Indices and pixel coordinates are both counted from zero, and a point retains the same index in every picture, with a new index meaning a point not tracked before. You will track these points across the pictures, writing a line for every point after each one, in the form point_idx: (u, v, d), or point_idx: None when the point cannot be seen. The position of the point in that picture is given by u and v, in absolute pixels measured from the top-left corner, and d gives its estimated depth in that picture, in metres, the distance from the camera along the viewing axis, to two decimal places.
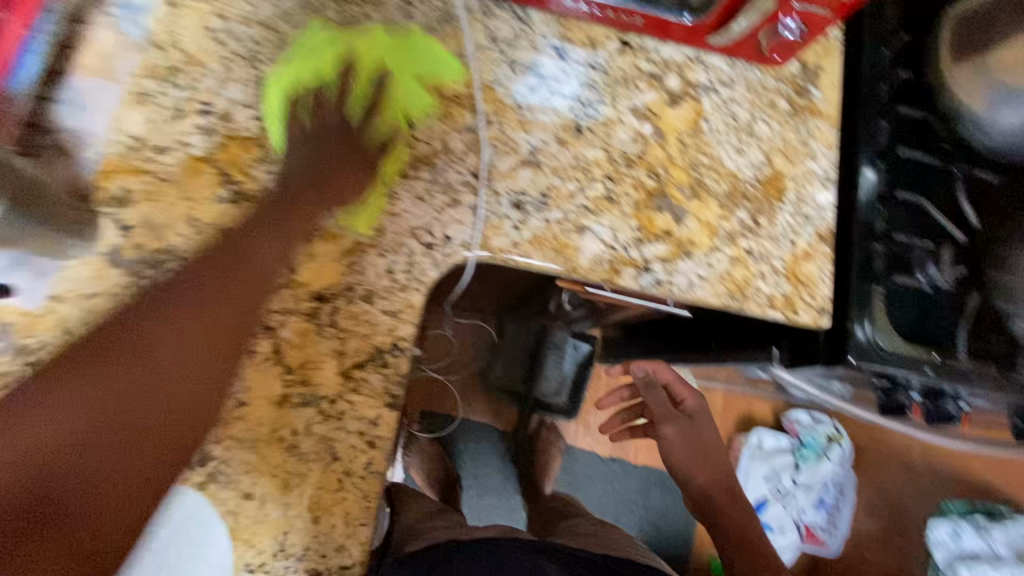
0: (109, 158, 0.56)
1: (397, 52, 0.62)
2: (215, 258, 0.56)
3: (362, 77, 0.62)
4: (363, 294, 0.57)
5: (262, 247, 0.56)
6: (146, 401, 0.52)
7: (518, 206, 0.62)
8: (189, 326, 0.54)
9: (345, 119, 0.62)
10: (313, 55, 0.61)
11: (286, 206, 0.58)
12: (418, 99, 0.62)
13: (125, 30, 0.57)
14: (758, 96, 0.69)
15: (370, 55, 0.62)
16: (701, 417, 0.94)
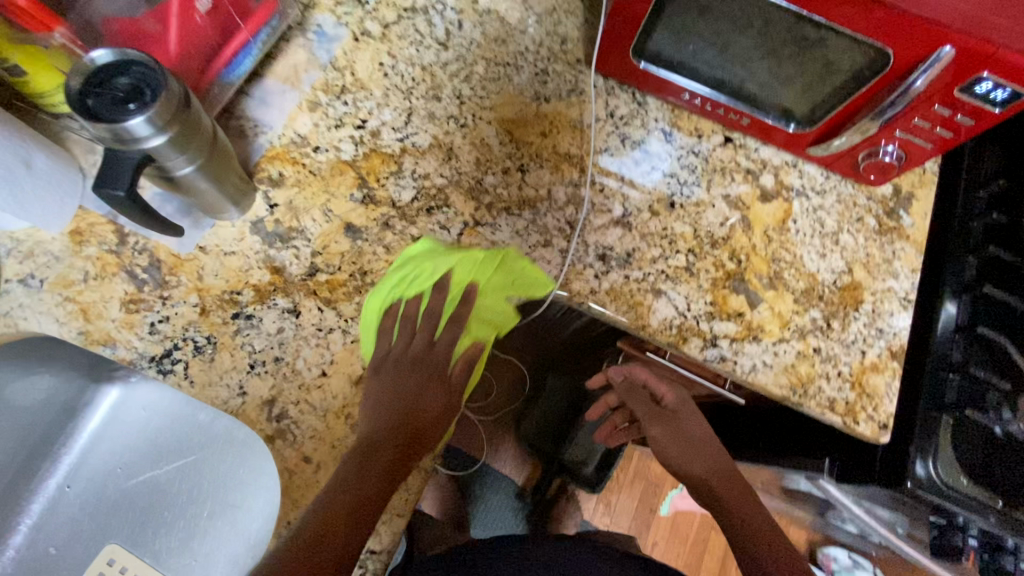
0: (276, 147, 0.67)
1: (491, 275, 0.66)
2: (422, 356, 0.64)
3: (453, 295, 0.66)
4: None
5: (425, 394, 0.64)
6: (347, 473, 0.55)
7: (602, 258, 0.67)
8: (391, 415, 0.60)
9: (431, 341, 0.66)
10: (414, 267, 0.64)
11: (416, 376, 0.63)
12: (504, 317, 0.69)
13: (316, 53, 0.71)
14: (848, 208, 0.73)
15: (464, 270, 0.65)
16: (687, 411, 0.82)
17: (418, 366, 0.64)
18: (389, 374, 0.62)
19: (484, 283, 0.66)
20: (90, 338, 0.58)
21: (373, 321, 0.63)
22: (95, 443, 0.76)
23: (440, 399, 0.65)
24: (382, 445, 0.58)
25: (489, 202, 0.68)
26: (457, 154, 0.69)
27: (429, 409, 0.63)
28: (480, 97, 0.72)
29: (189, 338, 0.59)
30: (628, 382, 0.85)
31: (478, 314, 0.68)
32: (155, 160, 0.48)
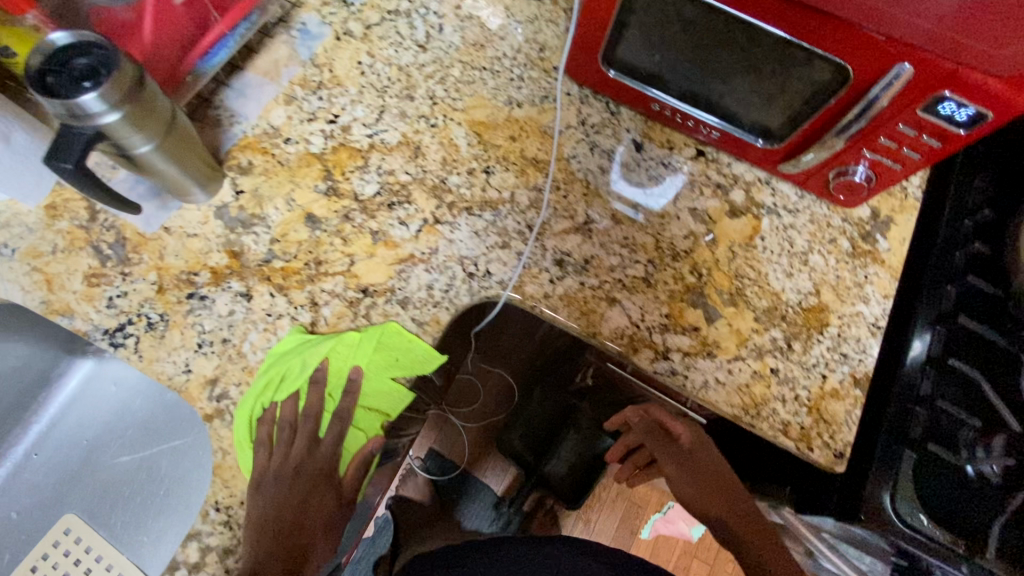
0: (249, 137, 0.69)
1: (371, 356, 0.62)
2: (286, 524, 0.56)
3: (334, 383, 0.62)
4: (399, 299, 0.64)
5: (312, 503, 0.59)
6: None
7: (559, 263, 0.67)
8: (276, 528, 0.55)
9: (313, 441, 0.61)
10: (282, 369, 0.61)
11: (297, 498, 0.58)
12: (391, 400, 0.63)
13: (298, 49, 0.73)
14: (820, 229, 0.71)
15: (338, 360, 0.61)
16: (700, 448, 0.78)
17: (301, 471, 0.59)
18: (270, 488, 0.57)
19: (363, 367, 0.62)
20: (50, 308, 0.61)
21: (250, 454, 0.58)
22: (75, 407, 0.80)
23: (331, 501, 0.60)
24: (260, 567, 0.53)
25: (451, 202, 0.68)
26: (424, 153, 0.70)
27: (316, 517, 0.59)
28: (453, 100, 0.73)
29: (144, 314, 0.61)
30: (645, 422, 0.82)
31: (364, 402, 0.63)
32: (110, 139, 0.50)
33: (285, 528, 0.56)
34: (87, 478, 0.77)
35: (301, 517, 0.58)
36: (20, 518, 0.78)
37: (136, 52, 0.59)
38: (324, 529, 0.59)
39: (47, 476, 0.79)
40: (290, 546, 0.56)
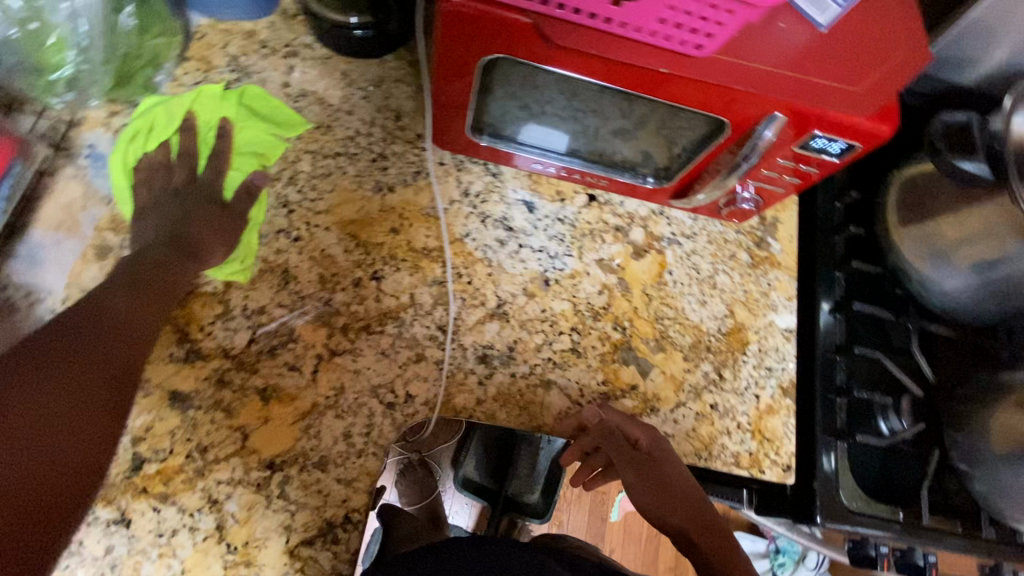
0: None
1: (237, 104, 0.63)
2: (149, 283, 0.52)
3: (204, 134, 0.62)
4: (317, 461, 0.55)
5: (158, 279, 0.53)
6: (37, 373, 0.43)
7: (483, 359, 0.62)
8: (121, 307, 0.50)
9: (193, 175, 0.60)
10: (149, 120, 0.61)
11: (178, 214, 0.57)
12: (266, 144, 0.63)
13: (93, 182, 0.58)
14: (720, 247, 0.72)
15: (204, 108, 0.62)
16: (661, 457, 0.62)
17: (189, 191, 0.59)
18: (156, 218, 0.57)
19: (230, 113, 0.63)
20: None
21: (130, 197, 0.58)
22: None
23: (176, 278, 0.54)
24: (65, 359, 0.44)
25: (344, 324, 0.59)
26: (295, 275, 0.60)
27: (139, 313, 0.50)
28: (312, 201, 0.63)
29: None
30: (603, 424, 0.62)
31: (240, 146, 0.62)
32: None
33: (101, 336, 0.47)
34: None
35: (160, 286, 0.53)
36: None
37: None
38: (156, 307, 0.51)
39: None
40: (110, 351, 0.47)
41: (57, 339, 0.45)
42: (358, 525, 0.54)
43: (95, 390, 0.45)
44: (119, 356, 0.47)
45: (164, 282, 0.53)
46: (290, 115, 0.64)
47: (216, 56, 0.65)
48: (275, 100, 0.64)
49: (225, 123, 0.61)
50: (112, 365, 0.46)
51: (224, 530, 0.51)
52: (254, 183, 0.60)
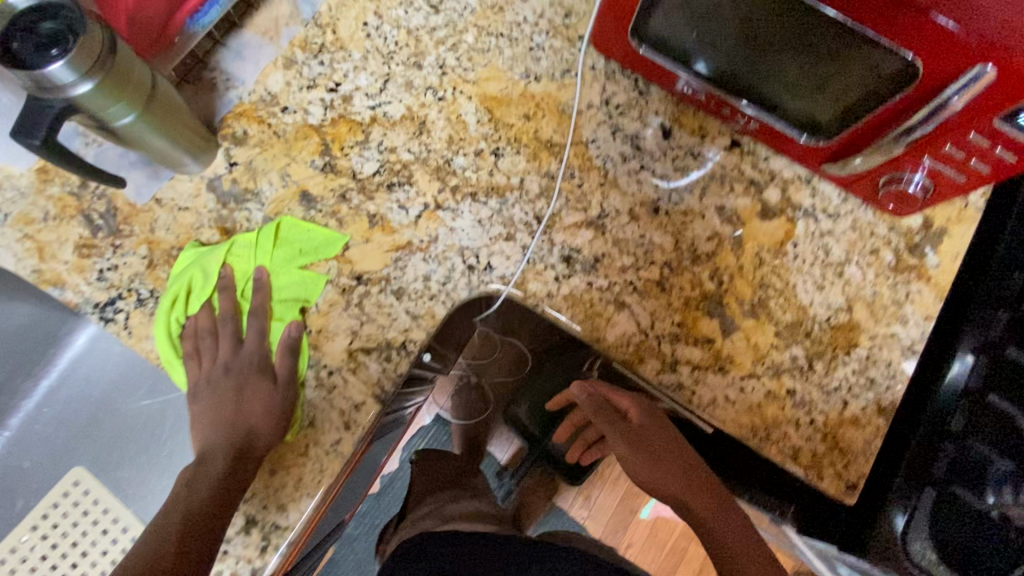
0: (244, 103, 0.64)
1: (271, 251, 0.60)
2: (249, 392, 0.56)
3: (242, 290, 0.60)
4: (394, 289, 0.60)
5: (237, 416, 0.54)
6: (183, 498, 0.50)
7: (566, 260, 0.62)
8: (233, 419, 0.54)
9: (237, 341, 0.59)
10: (186, 278, 0.58)
11: (228, 394, 0.56)
12: (305, 287, 0.59)
13: (300, 6, 0.66)
14: (861, 238, 0.64)
15: (239, 261, 0.59)
16: (650, 424, 0.68)
17: (230, 372, 0.57)
18: (207, 394, 0.56)
19: (267, 262, 0.60)
20: (41, 278, 0.59)
21: (183, 369, 0.58)
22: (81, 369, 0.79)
23: (261, 399, 0.55)
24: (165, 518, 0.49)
25: (455, 185, 0.63)
26: (429, 129, 0.65)
27: (231, 450, 0.53)
28: (465, 70, 0.66)
29: (133, 289, 0.59)
30: (592, 396, 0.73)
31: (278, 299, 0.59)
32: (89, 112, 0.47)
33: (193, 479, 0.51)
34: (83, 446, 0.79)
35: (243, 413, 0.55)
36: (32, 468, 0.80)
37: (122, 14, 0.57)
38: (245, 432, 0.54)
39: (48, 430, 0.81)
40: (204, 486, 0.50)
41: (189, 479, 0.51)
42: (412, 353, 0.59)
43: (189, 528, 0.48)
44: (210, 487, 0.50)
45: (249, 411, 0.54)
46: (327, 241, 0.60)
47: None
48: (315, 229, 0.61)
49: (260, 273, 0.59)
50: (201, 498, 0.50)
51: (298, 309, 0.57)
52: (295, 333, 0.57)
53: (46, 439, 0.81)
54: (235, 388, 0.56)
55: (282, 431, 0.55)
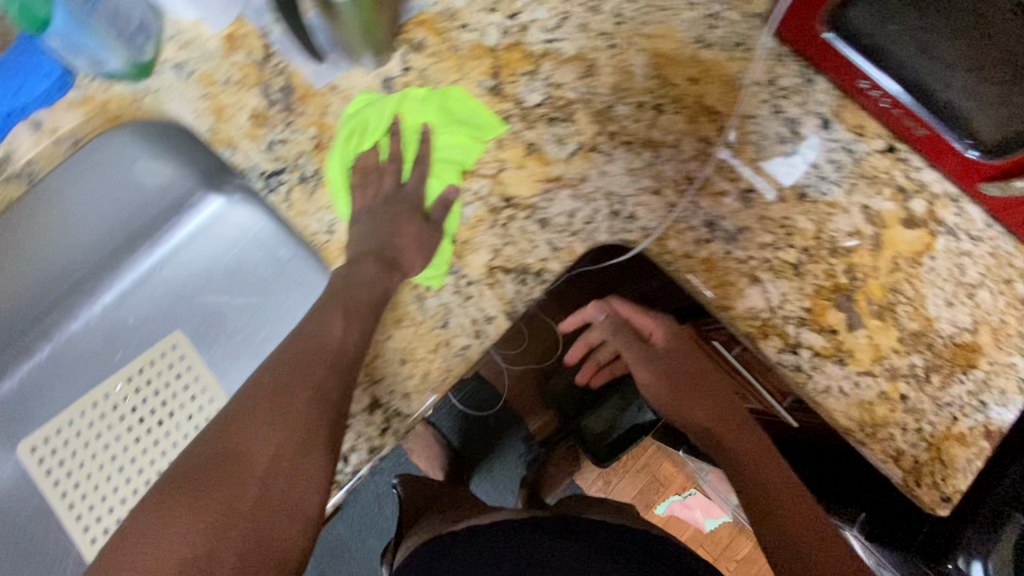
0: (425, 12, 0.65)
1: (437, 113, 0.63)
2: (323, 319, 0.57)
3: (407, 141, 0.65)
4: (539, 218, 0.62)
5: (351, 299, 0.58)
6: (260, 418, 0.52)
7: (709, 225, 0.62)
8: (307, 346, 0.56)
9: (398, 183, 0.65)
10: (361, 118, 0.63)
11: (387, 224, 0.62)
12: (466, 153, 0.63)
13: None
14: (999, 265, 0.64)
15: (409, 113, 0.64)
16: (675, 346, 0.71)
17: (389, 202, 0.64)
18: (366, 221, 0.63)
19: (433, 121, 0.64)
20: (216, 137, 0.61)
21: (345, 199, 0.62)
22: (209, 233, 0.84)
23: (373, 289, 0.58)
24: (277, 382, 0.54)
25: (614, 131, 0.64)
26: (597, 72, 0.65)
27: (342, 329, 0.56)
28: (641, 23, 0.67)
29: (299, 166, 0.61)
30: (611, 322, 0.73)
31: (439, 157, 0.64)
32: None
33: (306, 351, 0.56)
34: (196, 308, 0.84)
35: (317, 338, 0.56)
36: (135, 323, 0.84)
37: None
38: (356, 316, 0.57)
39: (153, 289, 0.85)
40: (315, 361, 0.55)
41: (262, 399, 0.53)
42: (546, 282, 0.61)
43: (303, 394, 0.53)
44: (319, 362, 0.54)
45: (360, 298, 0.58)
46: (487, 118, 0.63)
47: None
48: (478, 104, 0.63)
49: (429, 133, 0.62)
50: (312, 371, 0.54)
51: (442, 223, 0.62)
52: (450, 196, 0.61)
53: (154, 297, 0.85)
54: (346, 276, 0.59)
55: (418, 325, 0.59)
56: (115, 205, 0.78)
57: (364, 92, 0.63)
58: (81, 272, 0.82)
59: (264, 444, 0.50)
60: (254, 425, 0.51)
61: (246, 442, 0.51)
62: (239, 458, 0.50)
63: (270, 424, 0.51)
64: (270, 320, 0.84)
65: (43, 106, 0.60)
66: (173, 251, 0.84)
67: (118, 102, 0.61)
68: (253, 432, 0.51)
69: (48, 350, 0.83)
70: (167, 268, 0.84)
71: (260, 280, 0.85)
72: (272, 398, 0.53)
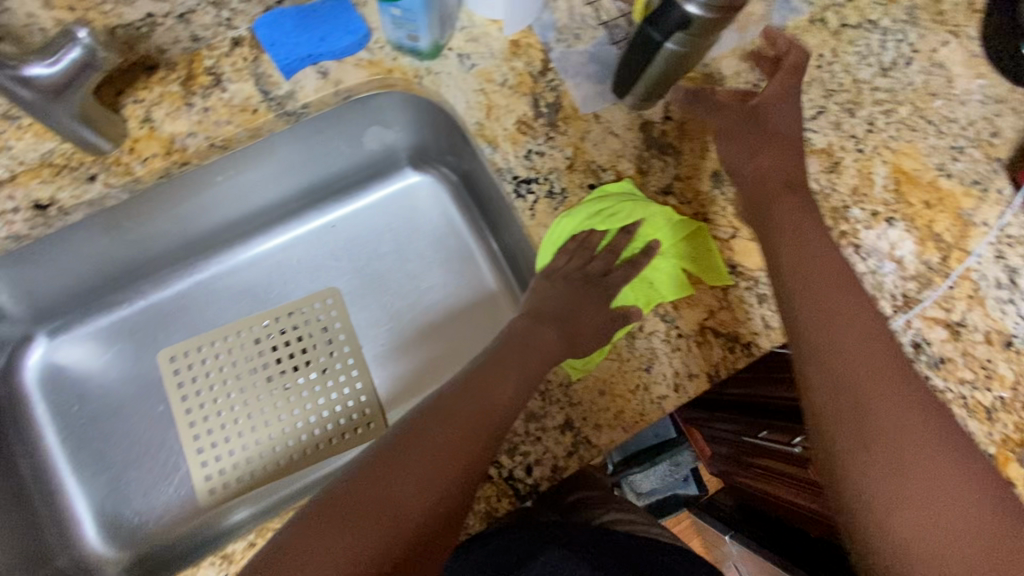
0: (696, 72, 0.67)
1: (673, 243, 0.64)
2: (489, 374, 0.59)
3: (633, 248, 0.68)
4: (760, 292, 0.62)
5: (527, 364, 0.60)
6: (414, 458, 0.52)
7: (915, 346, 0.63)
8: (470, 396, 0.57)
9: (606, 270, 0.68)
10: (606, 204, 0.63)
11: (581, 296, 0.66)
12: (670, 285, 0.63)
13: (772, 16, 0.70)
14: None
15: (650, 227, 0.65)
16: (783, 106, 0.63)
17: (590, 284, 0.67)
18: (562, 284, 0.68)
19: (663, 246, 0.65)
20: (480, 132, 0.64)
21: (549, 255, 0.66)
22: (394, 203, 0.86)
23: (548, 356, 0.61)
24: (437, 422, 0.55)
25: (843, 231, 0.66)
26: (840, 171, 0.67)
27: (514, 390, 0.57)
28: (889, 138, 0.69)
29: (549, 181, 0.63)
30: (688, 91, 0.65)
31: (646, 276, 0.66)
32: (665, 35, 0.52)
33: (470, 401, 0.56)
34: (360, 270, 0.86)
35: (484, 390, 0.57)
36: (298, 265, 0.85)
37: None
38: (528, 379, 0.58)
39: (322, 236, 0.86)
40: (477, 412, 0.55)
41: (422, 433, 0.54)
42: (752, 355, 0.61)
43: (455, 441, 0.53)
44: (483, 416, 0.55)
45: (535, 364, 0.60)
46: (712, 270, 0.62)
47: None
48: (714, 257, 0.62)
49: None
50: (471, 423, 0.55)
51: (667, 272, 0.64)
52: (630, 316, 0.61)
53: (323, 249, 0.86)
54: (527, 335, 0.63)
55: (623, 361, 0.60)
56: (331, 160, 0.79)
57: (624, 182, 0.63)
58: (266, 209, 0.82)
59: (414, 487, 0.51)
60: (409, 463, 0.52)
61: (397, 476, 0.51)
62: (390, 499, 0.50)
63: (422, 461, 0.52)
64: (423, 300, 0.85)
65: (335, 58, 0.63)
66: (353, 207, 0.86)
67: (401, 73, 0.64)
68: (406, 467, 0.52)
69: (212, 269, 0.84)
70: (342, 221, 0.86)
71: (424, 261, 0.86)
72: (425, 433, 0.54)
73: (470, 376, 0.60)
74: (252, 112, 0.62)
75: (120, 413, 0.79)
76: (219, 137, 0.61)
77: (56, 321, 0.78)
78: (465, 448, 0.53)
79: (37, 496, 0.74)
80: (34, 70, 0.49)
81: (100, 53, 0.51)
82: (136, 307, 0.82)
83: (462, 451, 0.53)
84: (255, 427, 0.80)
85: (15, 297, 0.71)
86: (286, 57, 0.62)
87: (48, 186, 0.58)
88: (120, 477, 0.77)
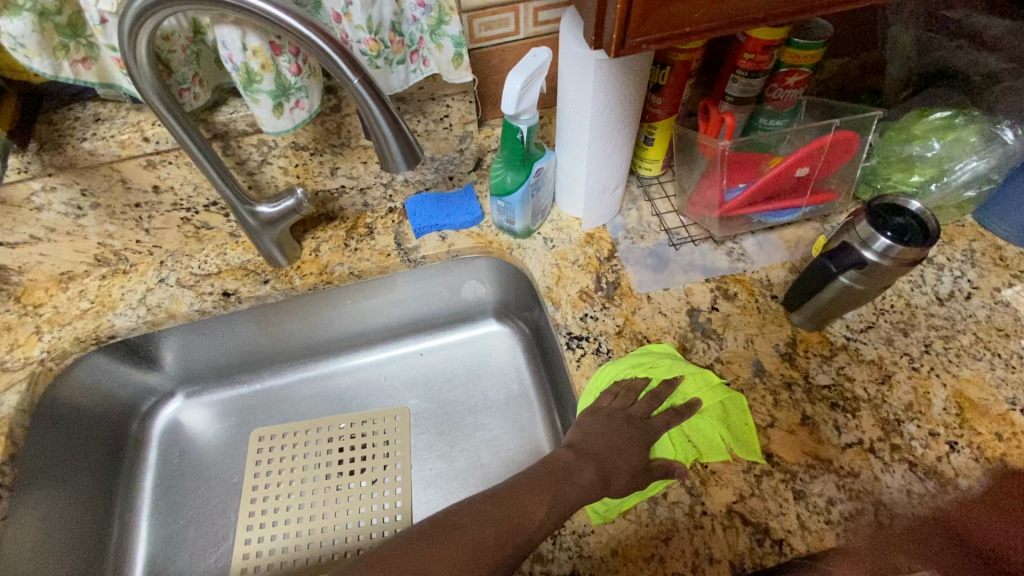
0: (744, 274, 0.77)
1: (711, 409, 0.67)
2: (529, 484, 0.59)
3: (672, 399, 0.69)
4: (796, 487, 0.62)
5: (563, 489, 0.59)
6: (455, 534, 0.52)
7: None
8: (510, 495, 0.57)
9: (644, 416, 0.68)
10: (652, 361, 0.70)
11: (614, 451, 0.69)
12: (705, 451, 0.64)
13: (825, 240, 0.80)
14: None
15: (690, 387, 0.68)
16: None
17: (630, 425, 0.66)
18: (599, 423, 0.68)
19: (705, 405, 0.67)
20: (549, 294, 0.78)
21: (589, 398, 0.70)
22: (475, 344, 1.01)
23: (583, 494, 0.59)
24: (472, 517, 0.54)
25: (897, 445, 0.64)
26: (892, 384, 0.68)
27: (548, 511, 0.56)
28: (949, 362, 0.69)
29: (597, 340, 0.73)
30: None
31: (684, 435, 0.66)
32: (840, 269, 0.60)
33: (503, 512, 0.55)
34: (431, 396, 0.97)
35: (526, 495, 0.57)
36: (384, 381, 0.99)
37: (742, 176, 0.77)
38: (561, 509, 0.57)
39: (410, 360, 1.01)
40: (510, 523, 0.54)
41: (463, 515, 0.54)
42: (785, 555, 0.58)
43: (487, 539, 0.52)
44: (514, 527, 0.54)
45: (567, 497, 0.58)
46: (746, 448, 0.64)
47: (960, 240, 0.79)
48: (749, 434, 0.65)
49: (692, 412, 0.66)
50: (501, 535, 0.53)
51: (700, 442, 0.65)
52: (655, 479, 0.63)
53: (406, 371, 1.00)
54: (567, 466, 0.61)
55: (641, 525, 0.60)
56: (434, 300, 0.97)
57: (667, 343, 0.72)
58: (374, 330, 1.00)
59: (450, 563, 0.50)
60: (451, 537, 0.52)
61: (428, 560, 0.49)
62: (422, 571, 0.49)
63: (452, 554, 0.50)
64: (478, 436, 0.92)
65: (454, 229, 0.86)
66: (441, 342, 1.02)
67: (499, 244, 0.84)
68: (439, 551, 0.51)
69: (318, 369, 1.01)
70: (429, 352, 1.01)
71: (488, 400, 0.95)
72: (459, 526, 0.53)
73: (515, 485, 0.59)
74: (386, 256, 0.83)
75: (203, 475, 0.91)
76: (359, 268, 0.83)
77: (194, 386, 0.98)
78: (501, 544, 0.52)
79: (117, 528, 0.86)
80: (263, 209, 0.74)
81: (304, 204, 0.75)
82: (253, 388, 0.99)
83: (497, 544, 0.52)
84: (303, 518, 0.87)
85: (178, 359, 0.93)
86: (420, 223, 0.85)
87: (237, 283, 0.83)
88: (178, 533, 0.87)
